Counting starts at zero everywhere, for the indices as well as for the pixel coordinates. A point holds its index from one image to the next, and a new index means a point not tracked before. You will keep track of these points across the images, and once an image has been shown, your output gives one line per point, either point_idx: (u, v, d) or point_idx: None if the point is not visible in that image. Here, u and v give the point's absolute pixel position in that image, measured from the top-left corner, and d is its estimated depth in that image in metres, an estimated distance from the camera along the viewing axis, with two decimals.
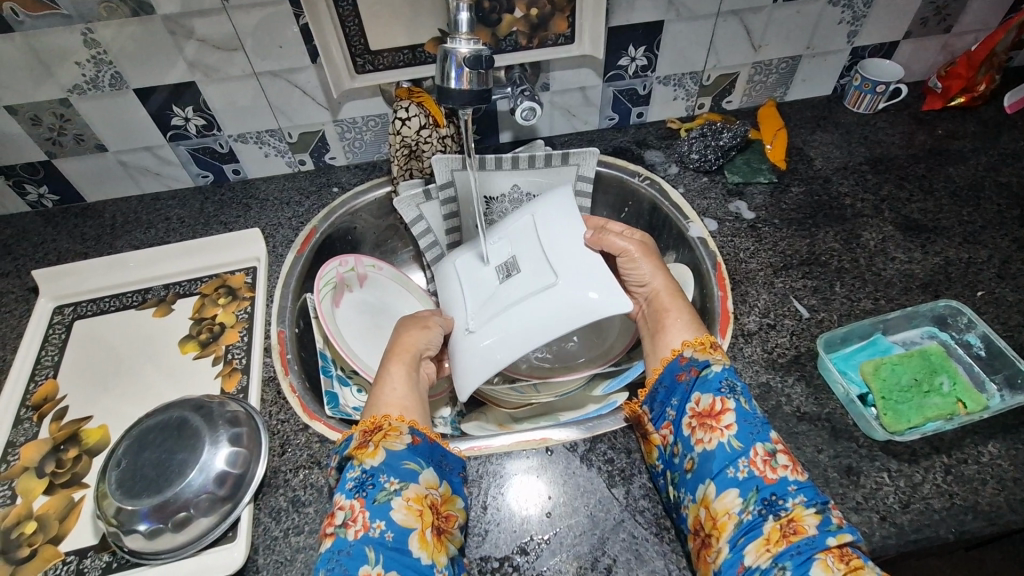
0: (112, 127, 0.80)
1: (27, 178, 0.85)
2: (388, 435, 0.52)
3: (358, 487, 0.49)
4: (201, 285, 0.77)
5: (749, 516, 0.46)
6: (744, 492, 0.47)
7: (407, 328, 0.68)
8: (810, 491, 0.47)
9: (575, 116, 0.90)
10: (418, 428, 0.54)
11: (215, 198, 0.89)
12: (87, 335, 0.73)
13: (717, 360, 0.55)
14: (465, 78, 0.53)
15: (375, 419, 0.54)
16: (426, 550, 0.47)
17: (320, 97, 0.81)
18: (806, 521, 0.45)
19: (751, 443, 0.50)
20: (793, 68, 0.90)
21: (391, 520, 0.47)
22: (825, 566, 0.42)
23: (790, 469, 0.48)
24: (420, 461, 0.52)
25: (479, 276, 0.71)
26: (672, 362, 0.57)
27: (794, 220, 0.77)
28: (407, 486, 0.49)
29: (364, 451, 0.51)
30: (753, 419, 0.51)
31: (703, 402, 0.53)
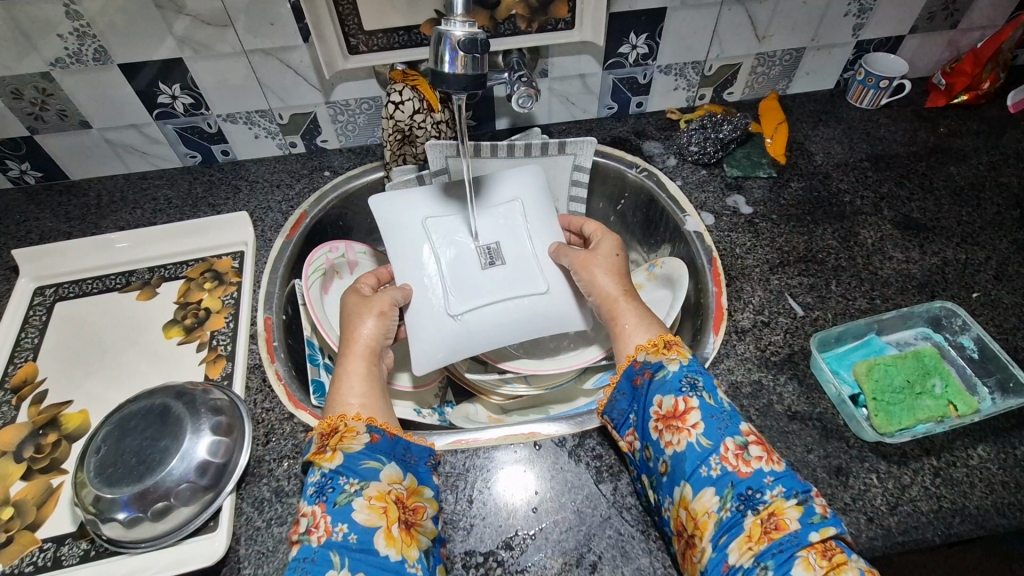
0: (97, 103, 0.77)
1: (9, 154, 0.82)
2: (344, 437, 0.50)
3: (319, 492, 0.48)
4: (187, 268, 0.76)
5: (728, 514, 0.46)
6: (720, 489, 0.47)
7: (359, 309, 0.64)
8: (788, 480, 0.47)
9: (574, 104, 0.88)
10: (376, 424, 0.52)
11: (203, 179, 0.87)
12: (69, 317, 0.71)
13: (672, 360, 0.55)
14: (460, 62, 0.51)
15: (330, 420, 0.53)
16: (394, 547, 0.46)
17: (313, 77, 0.79)
18: (788, 514, 0.44)
19: (720, 439, 0.49)
20: (797, 60, 0.88)
21: (354, 522, 0.46)
22: (806, 564, 0.42)
23: (765, 460, 0.48)
24: (381, 458, 0.51)
25: (455, 260, 0.70)
26: (627, 368, 0.57)
27: (792, 216, 0.76)
28: (367, 486, 0.48)
29: (321, 455, 0.50)
30: (720, 414, 0.50)
31: (666, 404, 0.52)
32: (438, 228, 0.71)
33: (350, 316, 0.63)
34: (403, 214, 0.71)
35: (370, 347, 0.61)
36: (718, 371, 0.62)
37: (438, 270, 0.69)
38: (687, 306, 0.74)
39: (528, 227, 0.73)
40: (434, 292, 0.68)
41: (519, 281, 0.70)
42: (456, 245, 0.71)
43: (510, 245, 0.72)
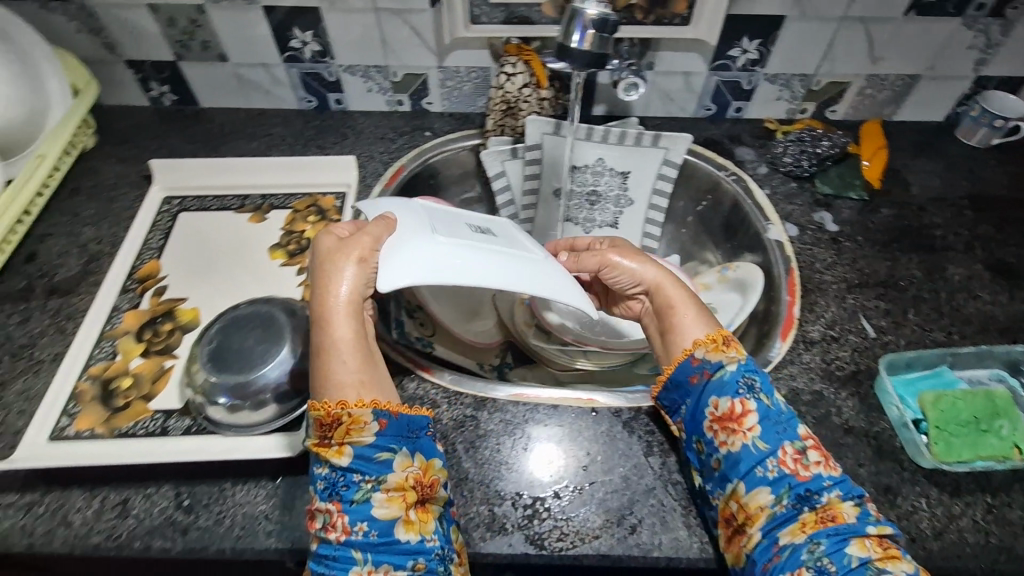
0: (238, 40, 0.85)
1: (153, 76, 0.91)
2: (351, 429, 0.48)
3: (331, 490, 0.47)
4: (295, 201, 0.83)
5: (782, 510, 0.48)
6: (775, 489, 0.49)
7: (328, 268, 0.52)
8: (844, 485, 0.49)
9: (672, 101, 0.90)
10: (383, 407, 0.49)
11: (315, 123, 0.93)
12: (190, 227, 0.80)
13: (731, 360, 0.55)
14: (588, 40, 0.55)
15: (327, 405, 0.48)
16: (413, 531, 0.47)
17: (431, 41, 0.84)
18: (845, 512, 0.47)
19: (777, 443, 0.50)
20: (909, 87, 0.87)
21: (373, 518, 0.46)
22: (862, 546, 0.45)
23: (823, 465, 0.49)
24: (392, 446, 0.49)
25: (448, 220, 0.62)
26: (683, 363, 0.56)
27: (878, 241, 0.76)
28: (384, 481, 0.47)
29: (326, 450, 0.48)
30: (778, 418, 0.52)
31: (722, 406, 0.53)
32: (431, 208, 0.63)
33: (317, 277, 0.52)
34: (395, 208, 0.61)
35: (349, 300, 0.51)
36: (780, 376, 0.63)
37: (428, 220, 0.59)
38: (755, 312, 0.75)
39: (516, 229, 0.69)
40: (416, 229, 0.57)
41: (516, 247, 0.63)
42: (450, 218, 0.63)
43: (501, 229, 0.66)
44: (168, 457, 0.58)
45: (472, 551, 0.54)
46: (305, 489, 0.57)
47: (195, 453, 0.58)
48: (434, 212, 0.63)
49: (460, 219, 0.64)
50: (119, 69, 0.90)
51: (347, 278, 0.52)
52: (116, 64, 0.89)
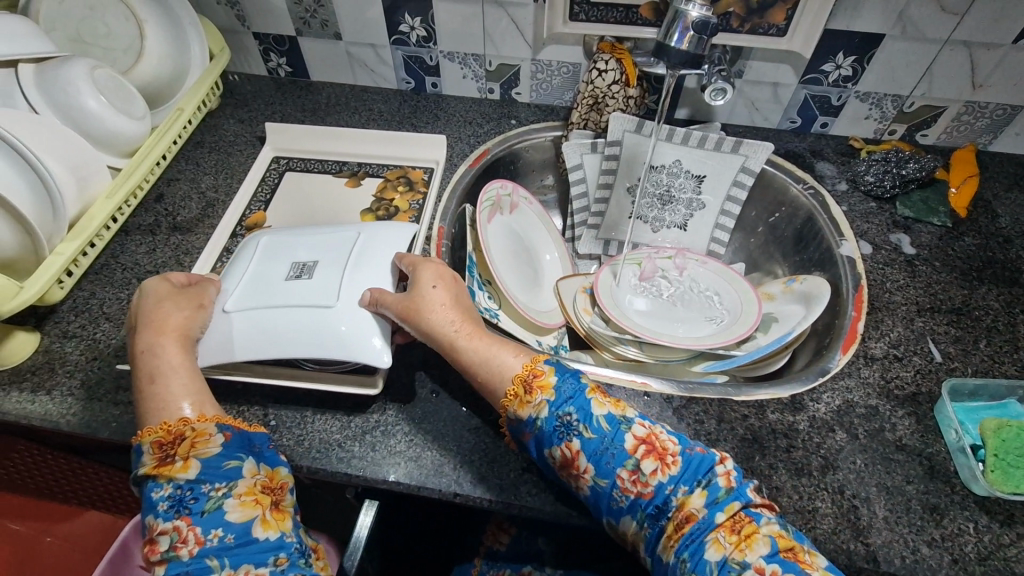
0: (353, 21, 0.93)
1: (274, 48, 1.01)
2: (196, 443, 0.51)
3: (175, 505, 0.49)
4: (387, 171, 0.90)
5: (649, 530, 0.51)
6: (634, 514, 0.51)
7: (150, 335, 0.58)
8: (686, 476, 0.51)
9: (757, 110, 0.91)
10: (225, 421, 0.54)
11: (411, 103, 1.01)
12: (294, 185, 0.89)
13: (537, 409, 0.54)
14: (686, 40, 0.58)
15: (168, 426, 0.52)
16: (270, 529, 0.51)
17: (529, 35, 0.89)
18: (693, 505, 0.49)
19: (613, 474, 0.51)
20: (1011, 117, 0.84)
21: (226, 524, 0.49)
22: (717, 544, 0.47)
23: (660, 470, 0.51)
24: (236, 455, 0.53)
25: (267, 272, 0.67)
26: (513, 424, 0.57)
27: (956, 268, 0.75)
28: (234, 485, 0.51)
29: (170, 467, 0.50)
30: (603, 448, 0.52)
31: (557, 456, 0.53)
32: (271, 248, 0.71)
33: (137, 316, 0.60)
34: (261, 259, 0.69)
35: (179, 333, 0.59)
36: (836, 386, 0.64)
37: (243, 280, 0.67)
38: (817, 325, 0.76)
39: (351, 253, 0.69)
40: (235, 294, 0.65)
41: (317, 293, 0.64)
42: (270, 264, 0.68)
43: (325, 266, 0.67)
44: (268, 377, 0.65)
45: (517, 504, 0.59)
46: (375, 426, 0.64)
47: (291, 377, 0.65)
48: (266, 255, 0.70)
49: (281, 266, 0.68)
50: (246, 40, 1.01)
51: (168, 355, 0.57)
52: (245, 35, 1.00)
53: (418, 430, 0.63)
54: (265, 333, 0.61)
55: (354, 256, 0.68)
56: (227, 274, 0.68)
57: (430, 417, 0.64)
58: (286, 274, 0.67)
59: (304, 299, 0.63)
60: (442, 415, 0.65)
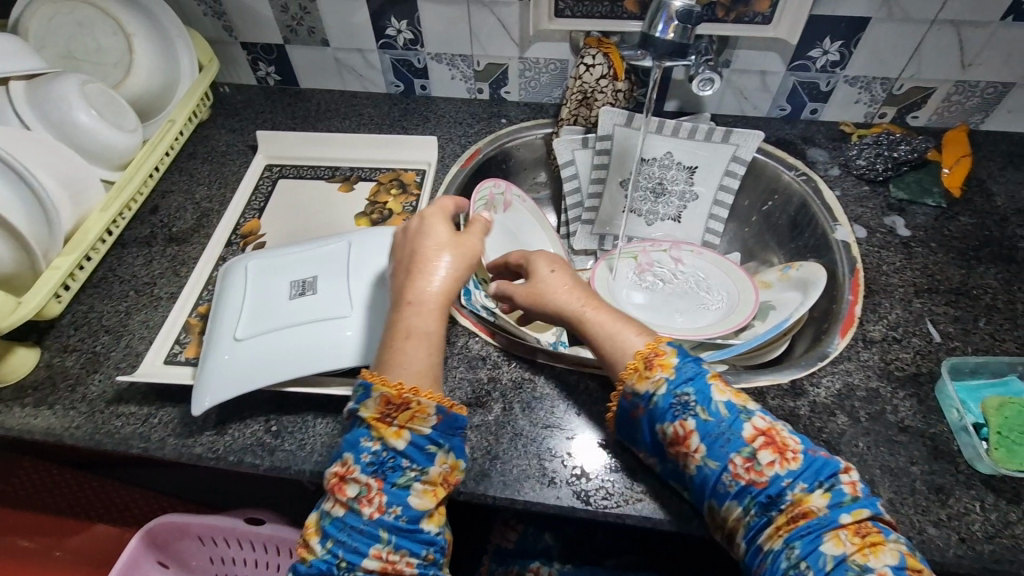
0: (340, 26, 0.93)
1: (263, 57, 1.02)
2: (415, 417, 0.50)
3: (377, 466, 0.49)
4: (379, 174, 0.90)
5: (755, 519, 0.49)
6: (741, 501, 0.50)
7: (427, 242, 0.58)
8: (805, 472, 0.49)
9: (747, 99, 0.91)
10: (445, 402, 0.51)
11: (402, 107, 1.01)
12: (287, 192, 0.88)
13: (658, 384, 0.55)
14: (672, 30, 0.57)
15: (399, 387, 0.50)
16: (434, 523, 0.51)
17: (515, 33, 0.89)
18: (813, 503, 0.47)
19: (725, 457, 0.51)
20: (1001, 95, 0.84)
21: (407, 505, 0.49)
22: (837, 540, 0.45)
23: (777, 461, 0.49)
24: (441, 442, 0.51)
25: (266, 294, 0.67)
26: (620, 400, 0.57)
27: (953, 249, 0.74)
28: (425, 472, 0.50)
29: (386, 427, 0.50)
30: (717, 429, 0.52)
31: (667, 432, 0.53)
32: (259, 273, 0.70)
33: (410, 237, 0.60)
34: (253, 285, 0.69)
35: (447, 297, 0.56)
36: (836, 370, 0.64)
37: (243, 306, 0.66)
38: (815, 310, 0.76)
39: (349, 266, 0.69)
40: (240, 322, 0.65)
41: (327, 308, 0.65)
42: (267, 285, 0.68)
43: (326, 279, 0.68)
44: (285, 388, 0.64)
45: (521, 499, 0.58)
46: None
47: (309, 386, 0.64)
48: (257, 280, 0.69)
49: (279, 287, 0.68)
50: (234, 50, 1.01)
51: (429, 235, 0.59)
52: (232, 45, 1.00)
53: None
54: (283, 352, 0.62)
55: (352, 269, 0.69)
56: (221, 304, 0.68)
57: None
58: (288, 293, 0.67)
59: (312, 315, 0.64)
60: None
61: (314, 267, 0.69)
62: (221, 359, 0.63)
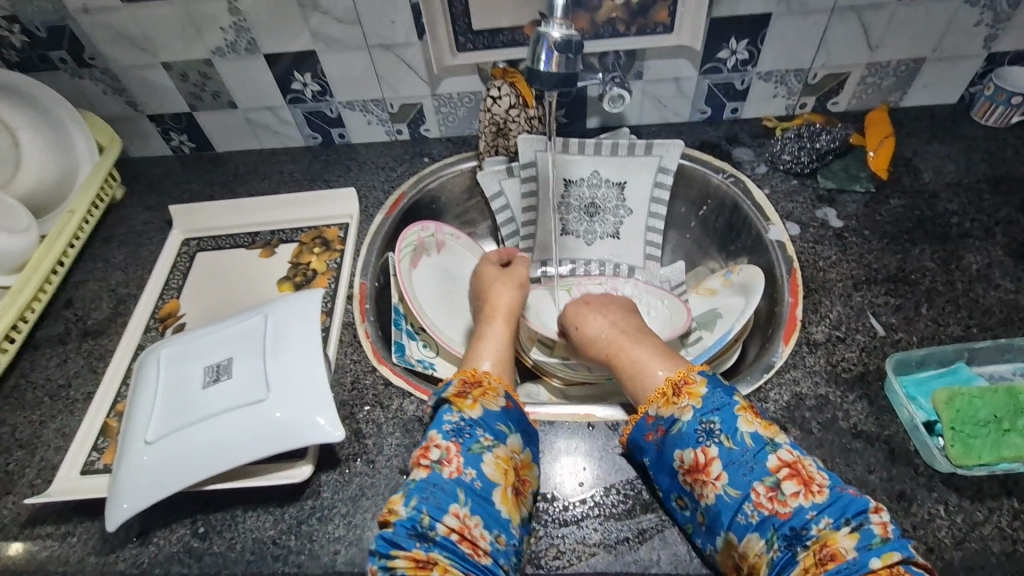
0: (244, 87, 0.90)
1: (172, 127, 0.98)
2: (486, 394, 0.58)
3: (455, 432, 0.54)
4: (301, 234, 0.86)
5: (778, 555, 0.45)
6: (763, 534, 0.46)
7: (497, 280, 0.76)
8: (834, 508, 0.45)
9: (666, 106, 0.89)
10: (511, 393, 0.60)
11: (322, 159, 0.98)
12: (206, 266, 0.84)
13: (683, 411, 0.52)
14: (554, 61, 0.56)
15: (476, 373, 0.61)
16: (505, 505, 0.51)
17: (423, 71, 0.86)
18: (842, 544, 0.43)
19: (748, 486, 0.48)
20: (914, 71, 0.83)
21: (481, 471, 0.52)
22: None
23: (802, 494, 0.46)
24: (510, 425, 0.56)
25: (179, 385, 0.62)
26: (640, 421, 0.55)
27: (887, 234, 0.73)
28: (498, 445, 0.54)
29: (462, 401, 0.56)
30: (742, 458, 0.48)
31: (686, 459, 0.51)
32: (171, 361, 0.65)
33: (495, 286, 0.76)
34: (165, 376, 0.64)
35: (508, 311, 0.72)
36: (783, 381, 0.61)
37: (155, 402, 0.62)
38: (760, 315, 0.73)
39: (267, 341, 0.65)
40: (151, 420, 0.60)
41: (244, 391, 0.60)
42: (180, 375, 0.63)
43: (242, 359, 0.63)
44: (208, 485, 0.59)
45: None
46: (310, 514, 0.59)
47: (234, 480, 0.59)
48: (169, 370, 0.64)
49: (193, 376, 0.63)
50: (142, 124, 0.97)
51: (508, 287, 0.75)
52: (138, 119, 0.96)
53: (357, 510, 0.58)
54: (199, 448, 0.57)
55: (270, 343, 0.64)
56: (133, 401, 0.63)
57: (369, 492, 0.59)
58: (202, 380, 0.62)
59: (230, 402, 0.60)
60: (381, 487, 0.60)
61: (229, 346, 0.65)
62: (135, 463, 0.58)
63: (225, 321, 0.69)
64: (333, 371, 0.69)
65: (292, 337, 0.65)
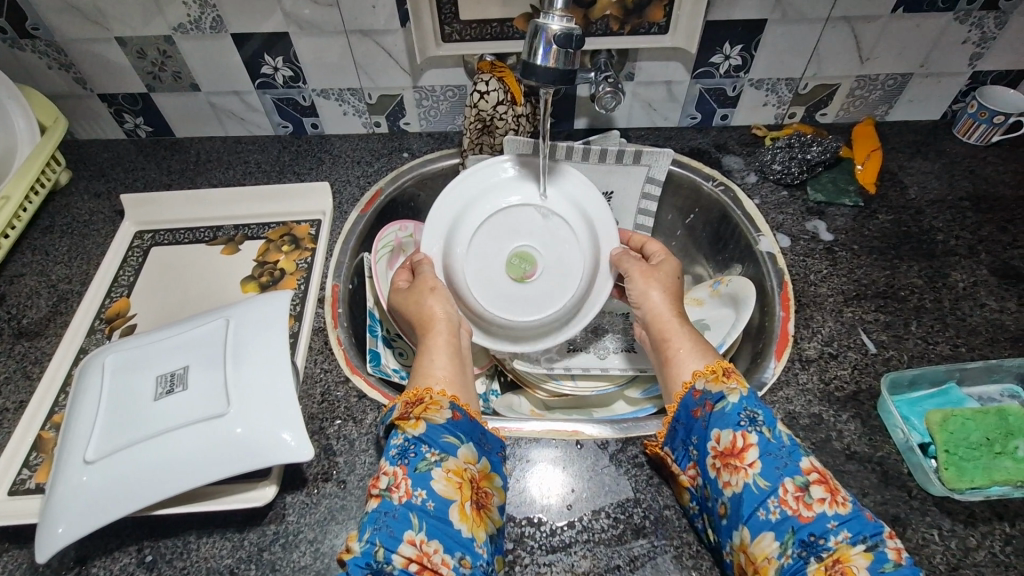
0: (208, 68, 0.83)
1: (127, 108, 0.89)
2: (429, 408, 0.52)
3: (401, 454, 0.50)
4: (268, 230, 0.81)
5: (789, 561, 0.43)
6: (779, 534, 0.44)
7: (416, 294, 0.67)
8: (855, 524, 0.43)
9: (655, 110, 0.87)
10: (458, 403, 0.54)
11: (292, 149, 0.91)
12: (161, 261, 0.78)
13: (733, 390, 0.51)
14: (552, 56, 0.53)
15: (417, 391, 0.55)
16: (466, 523, 0.47)
17: (404, 61, 0.81)
18: (855, 562, 0.41)
19: (778, 480, 0.46)
20: (901, 86, 0.83)
21: (432, 489, 0.47)
22: None
23: (828, 502, 0.44)
24: (460, 435, 0.52)
25: (127, 396, 0.56)
26: (687, 397, 0.54)
27: (875, 249, 0.72)
28: (447, 458, 0.49)
29: (406, 421, 0.52)
30: (778, 451, 0.47)
31: (724, 440, 0.49)
32: (117, 369, 0.58)
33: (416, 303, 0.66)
34: (109, 386, 0.57)
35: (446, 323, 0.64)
36: (776, 399, 0.60)
37: (98, 415, 0.55)
38: (749, 327, 0.72)
39: (227, 347, 0.59)
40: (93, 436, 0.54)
41: (202, 405, 0.55)
42: (129, 385, 0.57)
43: (200, 368, 0.57)
44: (158, 510, 0.53)
45: None
46: (273, 540, 0.54)
47: (187, 503, 0.54)
48: (115, 379, 0.57)
49: (143, 386, 0.57)
50: (93, 104, 0.89)
51: (438, 296, 0.66)
52: (89, 98, 0.88)
53: (325, 535, 0.54)
54: (147, 468, 0.51)
55: (231, 350, 0.58)
56: (71, 413, 0.56)
57: (339, 516, 0.55)
58: (154, 392, 0.56)
59: (185, 417, 0.54)
60: (353, 511, 0.55)
61: (185, 353, 0.59)
62: (71, 485, 0.51)
63: (180, 325, 0.62)
64: (302, 382, 0.64)
65: (256, 344, 0.59)
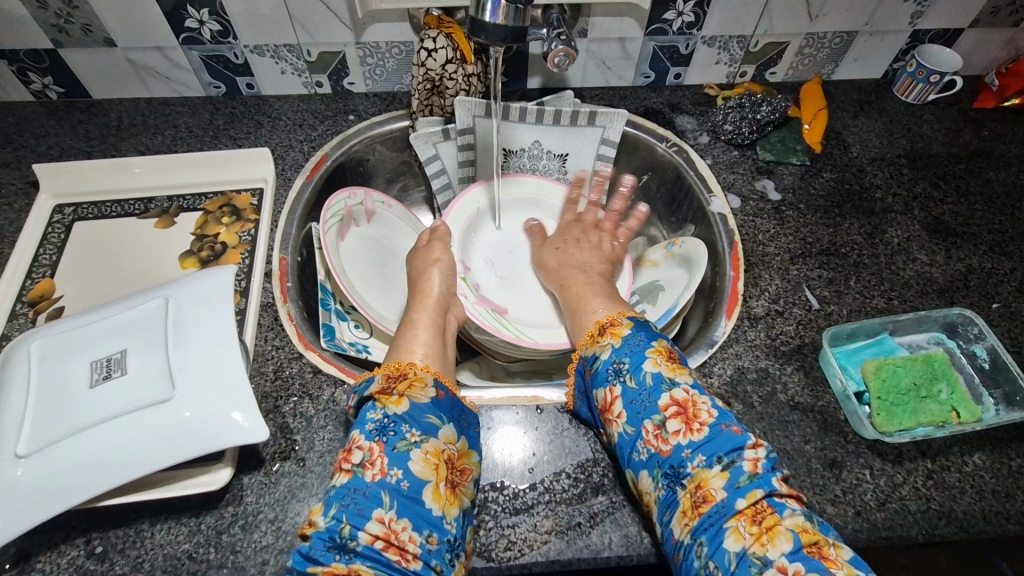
0: (123, 21, 0.75)
1: (31, 66, 0.80)
2: (413, 386, 0.52)
3: (379, 431, 0.49)
4: (205, 201, 0.75)
5: (663, 493, 0.47)
6: (651, 471, 0.48)
7: (421, 263, 0.70)
8: (710, 447, 0.46)
9: (610, 69, 0.85)
10: (442, 381, 0.54)
11: (226, 111, 0.85)
12: (87, 237, 0.72)
13: (603, 348, 0.54)
14: (500, 13, 0.51)
15: (399, 366, 0.54)
16: (438, 502, 0.47)
17: (344, 14, 0.75)
18: (712, 485, 0.44)
19: (641, 424, 0.49)
20: (847, 44, 0.84)
21: (408, 470, 0.47)
22: (736, 534, 0.42)
23: (683, 433, 0.47)
24: (442, 416, 0.51)
25: (61, 383, 0.52)
26: (578, 368, 0.57)
27: (820, 207, 0.75)
28: (426, 439, 0.49)
29: (387, 397, 0.50)
30: (640, 397, 0.50)
31: (599, 399, 0.52)
32: (43, 356, 0.54)
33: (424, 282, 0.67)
34: (35, 374, 0.53)
35: (436, 303, 0.65)
36: (726, 356, 0.62)
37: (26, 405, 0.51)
38: (701, 287, 0.74)
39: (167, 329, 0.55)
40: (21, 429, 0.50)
41: (142, 389, 0.52)
42: (59, 374, 0.53)
43: (139, 352, 0.54)
44: (102, 500, 0.51)
45: None
46: (231, 522, 0.52)
47: (136, 493, 0.52)
48: (43, 366, 0.53)
49: (74, 374, 0.53)
50: None
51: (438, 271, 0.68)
52: None
53: (286, 514, 0.53)
54: (90, 458, 0.49)
55: (172, 331, 0.55)
56: None
57: (300, 493, 0.54)
58: (90, 380, 0.52)
59: (124, 404, 0.51)
60: (314, 488, 0.54)
61: (119, 337, 0.55)
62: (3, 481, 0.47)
63: (112, 307, 0.58)
64: (253, 360, 0.62)
65: (197, 325, 0.56)
